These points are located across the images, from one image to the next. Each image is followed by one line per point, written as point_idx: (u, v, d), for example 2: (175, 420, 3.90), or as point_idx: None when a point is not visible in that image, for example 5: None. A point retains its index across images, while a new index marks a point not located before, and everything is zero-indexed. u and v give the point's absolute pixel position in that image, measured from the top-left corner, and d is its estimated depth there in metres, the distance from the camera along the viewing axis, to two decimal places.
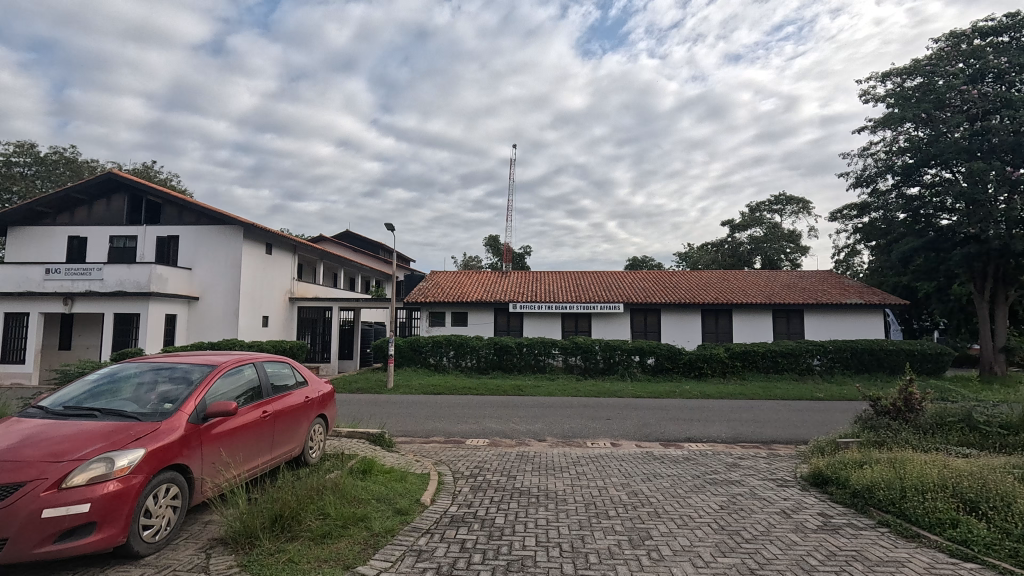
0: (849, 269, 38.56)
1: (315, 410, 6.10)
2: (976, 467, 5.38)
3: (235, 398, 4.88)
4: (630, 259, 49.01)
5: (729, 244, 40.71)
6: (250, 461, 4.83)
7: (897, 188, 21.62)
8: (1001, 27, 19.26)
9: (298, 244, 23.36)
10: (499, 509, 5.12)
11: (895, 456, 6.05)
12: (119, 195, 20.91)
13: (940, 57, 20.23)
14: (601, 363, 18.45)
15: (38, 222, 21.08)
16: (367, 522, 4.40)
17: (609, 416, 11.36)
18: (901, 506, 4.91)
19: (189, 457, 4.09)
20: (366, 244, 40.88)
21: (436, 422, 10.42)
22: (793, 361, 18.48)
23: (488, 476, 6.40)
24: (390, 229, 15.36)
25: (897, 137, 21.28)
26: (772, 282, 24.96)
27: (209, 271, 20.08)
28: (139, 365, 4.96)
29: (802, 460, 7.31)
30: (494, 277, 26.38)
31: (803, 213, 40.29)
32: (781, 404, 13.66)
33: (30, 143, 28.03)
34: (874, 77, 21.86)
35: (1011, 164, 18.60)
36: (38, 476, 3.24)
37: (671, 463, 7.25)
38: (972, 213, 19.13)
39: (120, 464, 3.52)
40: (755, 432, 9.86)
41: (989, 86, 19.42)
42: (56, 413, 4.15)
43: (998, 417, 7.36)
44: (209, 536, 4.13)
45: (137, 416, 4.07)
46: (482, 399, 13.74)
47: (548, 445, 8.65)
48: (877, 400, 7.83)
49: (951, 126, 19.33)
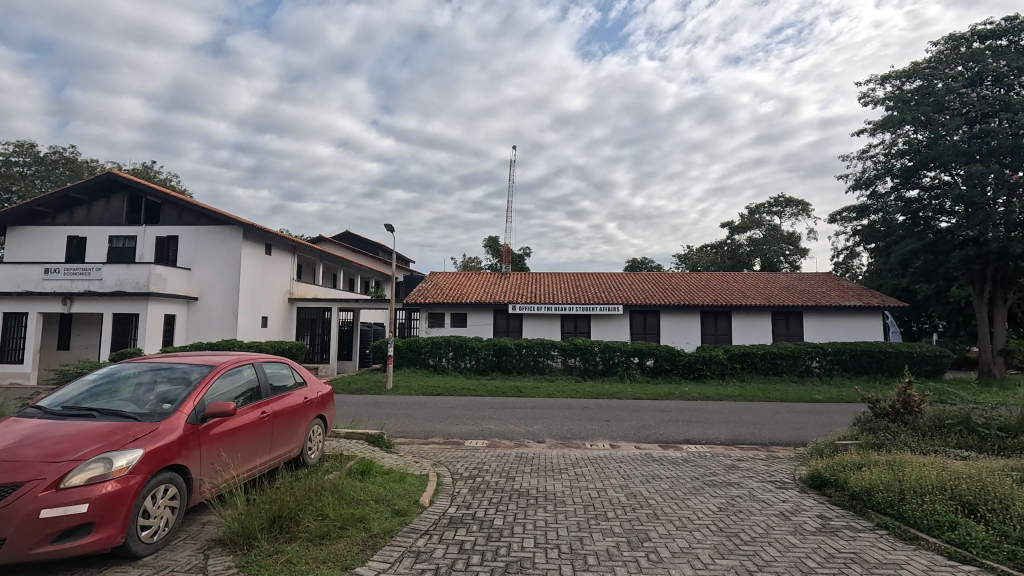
0: (849, 271, 38.61)
1: (314, 410, 6.11)
2: (975, 470, 5.38)
3: (234, 398, 4.89)
4: (630, 261, 49.05)
5: (729, 245, 40.75)
6: (249, 462, 4.83)
7: (896, 190, 21.65)
8: (1000, 30, 19.31)
9: (298, 244, 23.36)
10: (498, 511, 5.12)
11: (894, 458, 6.05)
12: (119, 195, 20.90)
13: (939, 60, 20.29)
14: (600, 365, 18.46)
15: (37, 221, 21.07)
16: (366, 523, 4.40)
17: (608, 418, 11.38)
18: (900, 509, 4.90)
19: (188, 457, 4.09)
20: (366, 245, 40.90)
21: (436, 423, 10.42)
22: (793, 363, 18.49)
23: (487, 477, 6.41)
24: (390, 230, 15.38)
25: (896, 139, 21.32)
26: (772, 284, 24.99)
27: (208, 272, 20.07)
28: (138, 365, 4.96)
29: (801, 462, 7.33)
30: (494, 278, 26.39)
31: (802, 215, 40.36)
32: (780, 406, 13.69)
33: (30, 143, 28.03)
34: (874, 80, 21.92)
35: (1010, 167, 18.64)
36: (36, 476, 3.24)
37: (670, 465, 7.25)
38: (972, 216, 18.97)
39: (119, 464, 3.52)
40: (754, 434, 9.88)
41: (988, 89, 19.46)
42: (54, 413, 4.15)
43: (997, 419, 7.39)
44: (207, 537, 4.13)
45: (136, 416, 4.06)
46: (482, 400, 13.76)
47: (548, 446, 8.65)
48: (875, 402, 7.86)
49: (950, 129, 19.37)
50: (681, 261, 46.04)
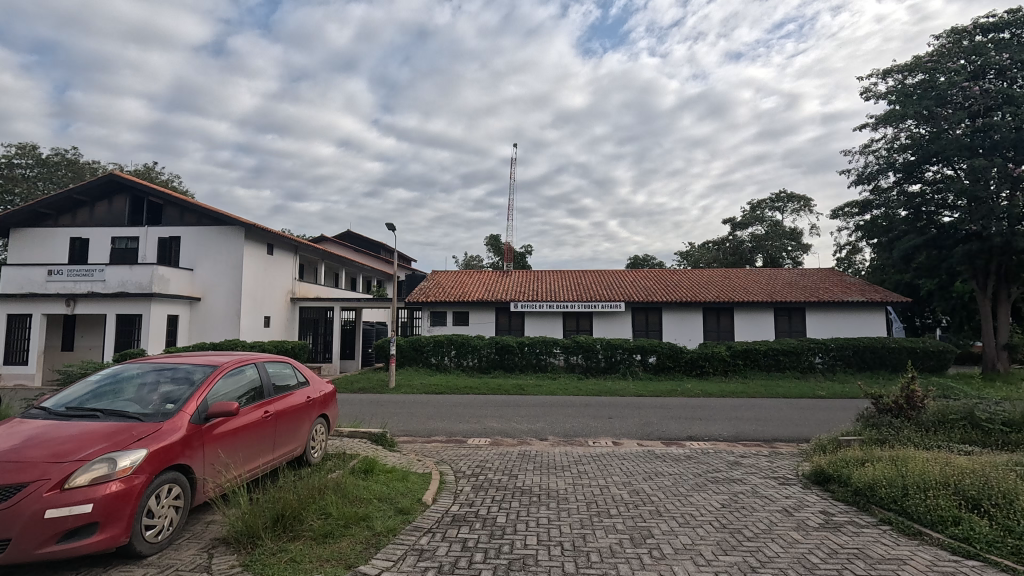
0: (851, 267, 38.51)
1: (316, 410, 6.12)
2: (979, 465, 5.37)
3: (237, 397, 4.91)
4: (631, 259, 49.02)
5: (730, 242, 40.67)
6: (252, 462, 4.83)
7: (898, 185, 21.57)
8: (1002, 23, 19.19)
9: (300, 244, 23.42)
10: (501, 508, 5.13)
11: (898, 454, 6.05)
12: (122, 196, 20.97)
13: (941, 54, 20.19)
14: (602, 362, 18.46)
15: (40, 223, 21.15)
16: (369, 522, 4.41)
17: (610, 415, 11.37)
18: (903, 504, 4.89)
19: (191, 457, 4.10)
20: (367, 244, 40.94)
21: (439, 422, 10.44)
22: (795, 360, 18.45)
23: (489, 476, 6.40)
24: (392, 229, 15.37)
25: (898, 134, 21.25)
26: (774, 280, 24.93)
27: (210, 272, 20.13)
28: (141, 365, 4.99)
29: (804, 458, 7.30)
30: (496, 276, 26.37)
31: (804, 211, 40.24)
32: (784, 402, 13.68)
33: (32, 145, 28.18)
34: (876, 74, 21.85)
35: (1013, 160, 18.57)
36: (41, 476, 3.26)
37: (673, 462, 7.22)
38: (974, 210, 19.06)
39: (123, 464, 3.54)
40: (756, 430, 9.85)
41: (990, 82, 19.35)
42: (58, 414, 4.17)
43: (1001, 414, 7.34)
44: (211, 536, 4.14)
45: (139, 416, 4.09)
46: (484, 398, 13.81)
47: (550, 443, 8.65)
48: (879, 397, 7.87)
49: (952, 123, 19.29)
50: (682, 258, 45.93)
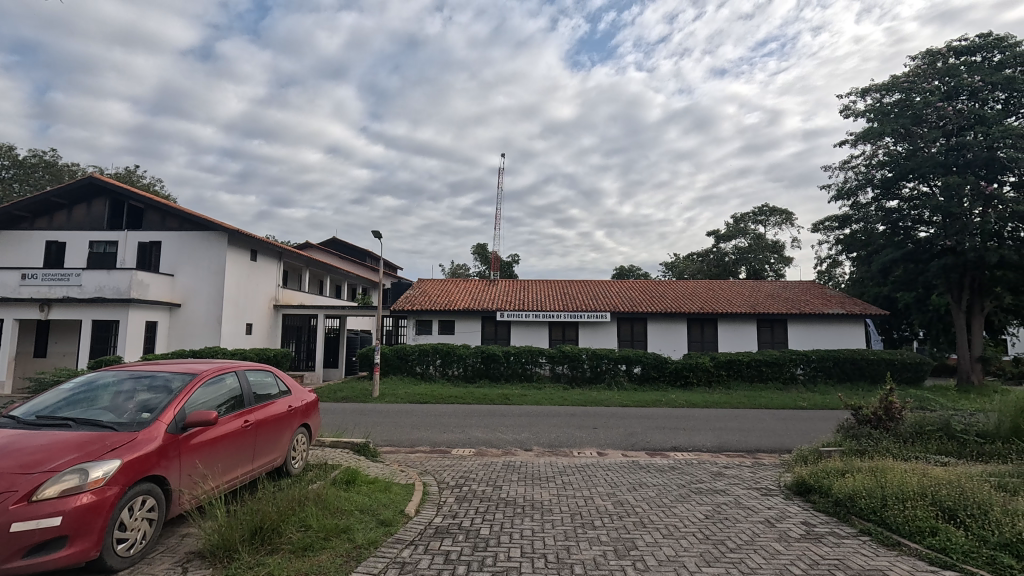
0: (832, 279, 39.26)
1: (298, 419, 6.01)
2: (954, 476, 5.46)
3: (217, 406, 4.81)
4: (617, 269, 49.49)
5: (714, 254, 41.26)
6: (230, 472, 4.73)
7: (877, 201, 22.08)
8: (974, 47, 19.88)
9: (285, 251, 23.20)
10: (484, 520, 5.06)
11: (876, 464, 6.12)
12: (100, 199, 20.51)
13: (917, 74, 20.73)
14: (588, 372, 18.48)
15: (15, 226, 20.65)
16: (350, 534, 4.33)
17: (594, 425, 11.39)
18: (882, 515, 4.95)
19: (166, 469, 3.99)
20: (354, 252, 40.69)
21: (421, 432, 10.31)
22: (777, 370, 18.64)
23: (473, 487, 6.34)
24: (378, 237, 15.21)
25: (876, 151, 21.89)
26: (757, 292, 25.21)
27: (191, 278, 19.79)
28: (117, 373, 4.84)
29: (785, 469, 7.39)
30: (482, 284, 26.34)
31: (786, 224, 40.99)
32: (766, 412, 13.96)
33: (8, 146, 27.60)
34: (854, 93, 22.49)
35: (985, 179, 19.22)
36: (7, 489, 3.14)
37: (656, 473, 7.25)
38: (949, 226, 19.69)
39: (95, 476, 3.43)
40: (740, 440, 9.98)
41: (964, 103, 19.89)
42: (28, 423, 4.04)
43: (975, 426, 7.51)
44: (186, 550, 4.03)
45: (114, 425, 3.99)
46: (471, 407, 13.82)
47: (535, 454, 8.64)
48: (858, 409, 7.98)
49: (927, 141, 19.98)
50: (668, 270, 46.42)
